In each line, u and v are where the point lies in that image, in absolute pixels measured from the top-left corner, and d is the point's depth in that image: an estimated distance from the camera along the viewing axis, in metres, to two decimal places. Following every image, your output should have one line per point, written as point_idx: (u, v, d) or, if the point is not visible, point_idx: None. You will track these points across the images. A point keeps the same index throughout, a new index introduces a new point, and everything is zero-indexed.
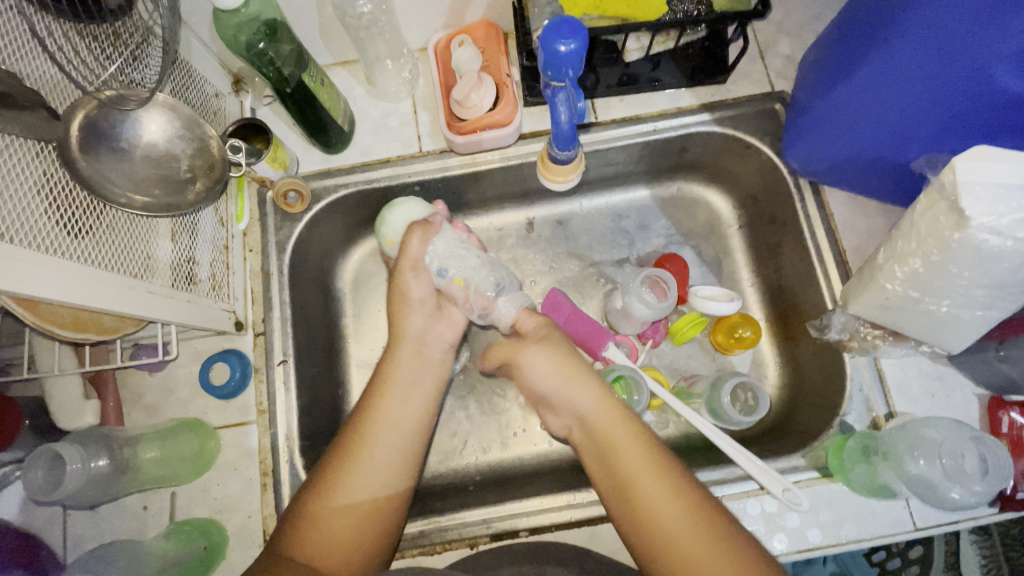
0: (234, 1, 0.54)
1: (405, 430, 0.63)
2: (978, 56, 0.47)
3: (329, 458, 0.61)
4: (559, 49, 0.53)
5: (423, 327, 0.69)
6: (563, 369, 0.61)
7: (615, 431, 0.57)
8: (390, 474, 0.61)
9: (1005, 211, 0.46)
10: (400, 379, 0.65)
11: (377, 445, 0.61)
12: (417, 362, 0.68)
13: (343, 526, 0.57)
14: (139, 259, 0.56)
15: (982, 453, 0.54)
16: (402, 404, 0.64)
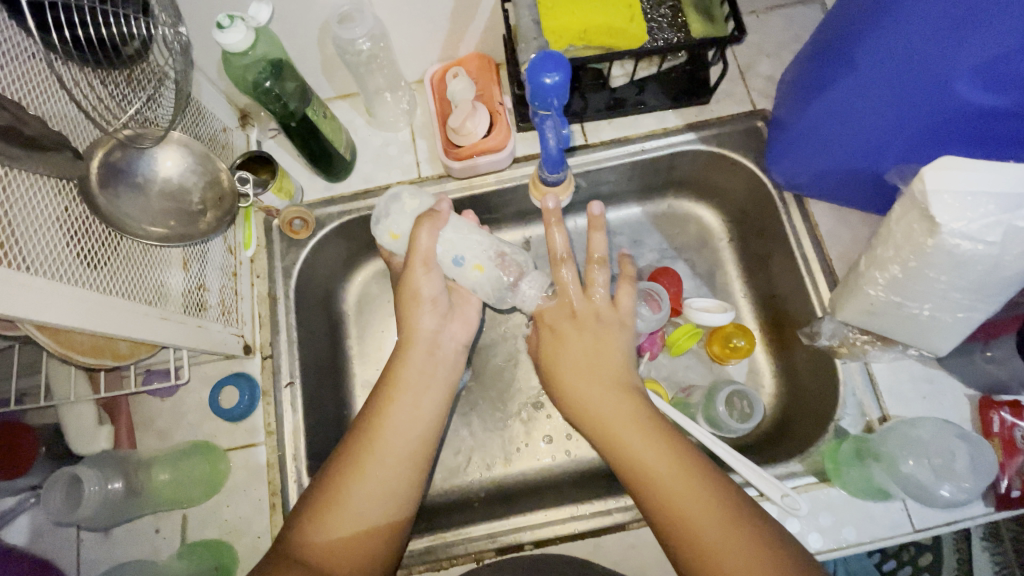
0: (237, 44, 0.57)
1: (415, 435, 0.65)
2: (940, 69, 0.50)
3: (340, 461, 0.62)
4: (545, 81, 0.56)
5: (433, 325, 0.70)
6: (585, 365, 0.65)
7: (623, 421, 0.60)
8: (402, 474, 0.63)
9: (973, 216, 0.49)
10: (411, 380, 0.67)
11: (386, 449, 0.63)
12: (428, 361, 0.69)
13: (352, 529, 0.59)
14: (152, 287, 0.59)
15: (969, 451, 0.58)
16: (413, 405, 0.66)
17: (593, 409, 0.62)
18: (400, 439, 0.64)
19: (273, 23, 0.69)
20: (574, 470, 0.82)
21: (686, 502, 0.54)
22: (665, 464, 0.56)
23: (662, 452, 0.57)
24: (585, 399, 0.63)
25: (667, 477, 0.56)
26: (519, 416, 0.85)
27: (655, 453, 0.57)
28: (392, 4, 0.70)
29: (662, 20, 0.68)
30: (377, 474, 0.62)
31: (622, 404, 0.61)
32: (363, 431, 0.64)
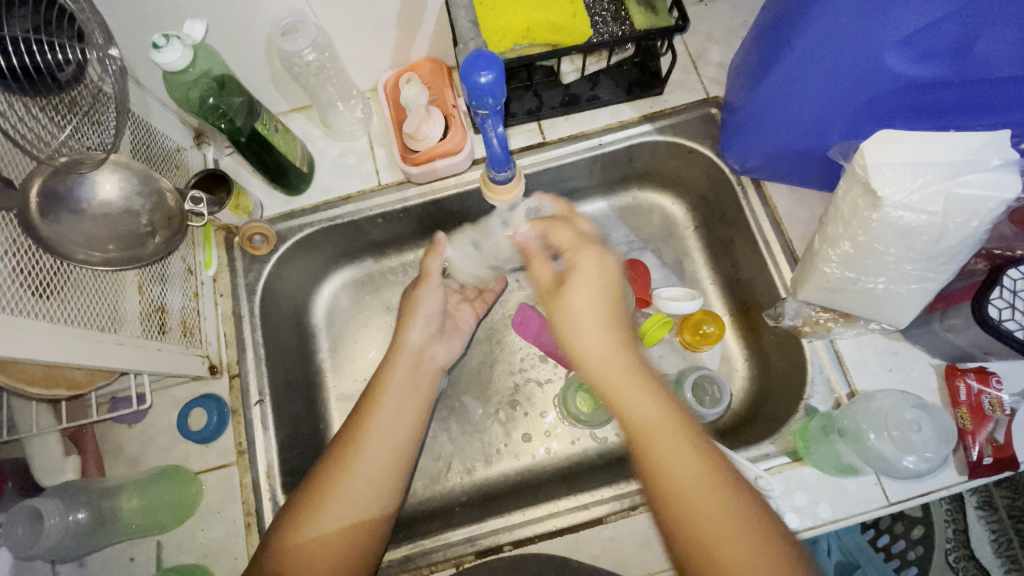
0: (179, 63, 0.57)
1: (393, 445, 0.65)
2: (870, 43, 0.50)
3: (318, 474, 0.61)
4: (481, 80, 0.55)
5: (418, 346, 0.76)
6: (598, 315, 0.62)
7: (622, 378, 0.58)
8: (376, 482, 0.62)
9: (912, 188, 0.49)
10: (394, 390, 0.69)
11: (364, 457, 0.62)
12: (409, 379, 0.72)
13: (327, 531, 0.58)
14: (106, 312, 0.58)
15: (923, 419, 0.60)
16: (396, 416, 0.67)
17: (603, 369, 0.59)
18: (376, 447, 0.63)
19: (217, 39, 0.68)
20: (554, 467, 0.81)
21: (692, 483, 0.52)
22: (679, 450, 0.54)
23: (671, 438, 0.55)
24: (602, 364, 0.60)
25: (680, 470, 0.53)
26: (497, 417, 0.85)
27: (664, 437, 0.55)
28: (336, 14, 0.70)
29: (605, 13, 0.68)
30: (354, 485, 0.61)
31: (634, 373, 0.58)
32: (344, 440, 0.64)
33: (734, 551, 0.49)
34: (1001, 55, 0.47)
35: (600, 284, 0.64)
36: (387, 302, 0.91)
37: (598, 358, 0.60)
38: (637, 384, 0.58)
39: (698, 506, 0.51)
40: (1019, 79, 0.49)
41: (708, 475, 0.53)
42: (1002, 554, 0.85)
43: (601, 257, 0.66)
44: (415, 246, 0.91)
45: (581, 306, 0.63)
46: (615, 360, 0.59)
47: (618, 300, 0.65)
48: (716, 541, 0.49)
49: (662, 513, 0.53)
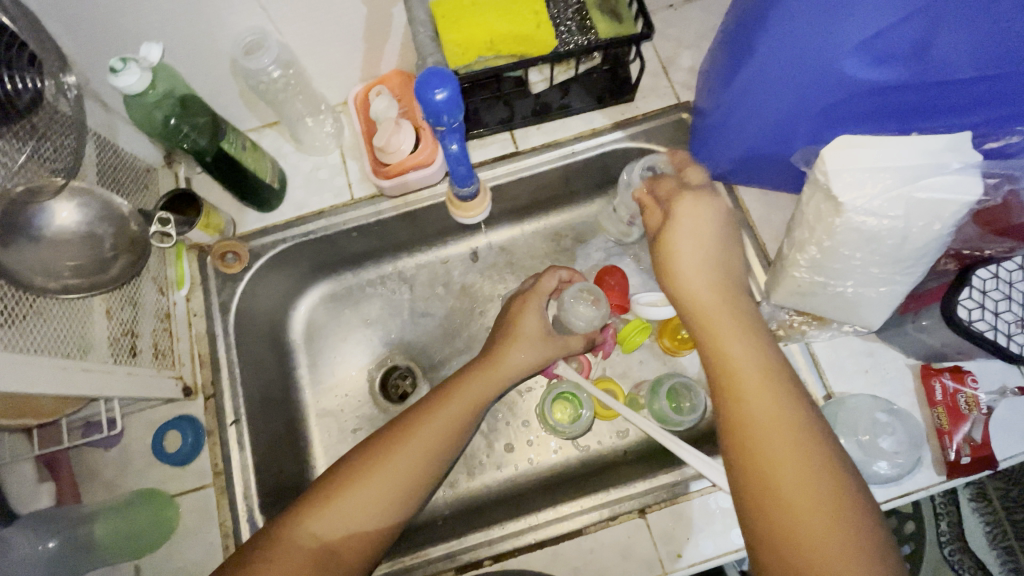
0: (134, 83, 0.56)
1: (439, 452, 0.61)
2: (826, 49, 0.49)
3: (354, 463, 0.59)
4: (436, 97, 0.55)
5: (516, 373, 0.69)
6: (698, 248, 0.58)
7: (723, 324, 0.53)
8: (428, 465, 0.60)
9: (873, 192, 0.50)
10: (467, 394, 0.65)
11: (422, 438, 0.61)
12: (491, 388, 0.67)
13: (360, 516, 0.56)
14: (72, 339, 0.58)
15: (893, 424, 0.61)
16: (456, 423, 0.63)
17: (698, 310, 0.56)
18: (435, 433, 0.61)
19: (180, 58, 0.68)
20: (538, 477, 0.81)
21: (781, 453, 0.45)
22: (790, 412, 0.47)
23: (780, 399, 0.48)
24: (701, 304, 0.56)
25: (771, 434, 0.46)
26: (479, 429, 0.84)
27: (762, 387, 0.48)
28: (301, 30, 0.70)
29: (571, 23, 0.68)
30: (399, 471, 0.58)
31: (730, 312, 0.54)
32: (401, 423, 0.62)
33: (808, 517, 0.42)
34: (957, 56, 0.47)
35: (704, 222, 0.60)
36: (366, 315, 0.90)
37: (696, 291, 0.57)
38: (735, 325, 0.53)
39: (785, 468, 0.44)
40: (976, 79, 0.49)
41: (817, 452, 0.45)
42: (998, 546, 0.83)
43: (700, 204, 0.61)
44: (393, 258, 0.91)
45: (683, 240, 0.59)
46: (713, 299, 0.56)
47: (727, 251, 0.60)
48: (779, 488, 0.43)
49: (738, 467, 0.46)
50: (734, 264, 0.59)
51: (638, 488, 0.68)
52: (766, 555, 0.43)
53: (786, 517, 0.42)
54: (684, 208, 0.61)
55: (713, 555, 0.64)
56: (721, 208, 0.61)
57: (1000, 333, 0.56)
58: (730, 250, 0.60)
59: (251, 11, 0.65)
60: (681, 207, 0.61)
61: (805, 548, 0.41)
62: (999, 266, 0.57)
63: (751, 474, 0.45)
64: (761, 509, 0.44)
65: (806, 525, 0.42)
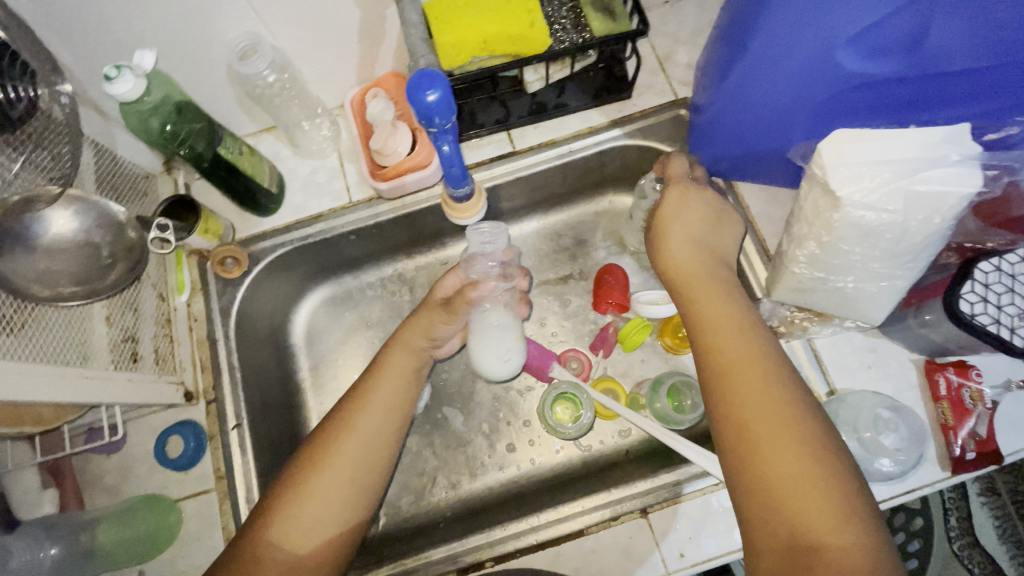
0: (126, 91, 0.57)
1: (380, 429, 0.65)
2: (820, 42, 0.49)
3: (292, 467, 0.62)
4: (427, 99, 0.55)
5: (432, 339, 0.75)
6: (688, 230, 0.66)
7: (704, 295, 0.60)
8: (377, 442, 0.65)
9: (871, 187, 0.49)
10: (399, 364, 0.71)
11: (366, 417, 0.65)
12: (416, 356, 0.73)
13: (317, 512, 0.59)
14: (74, 346, 0.58)
15: (898, 422, 0.60)
16: (390, 399, 0.68)
17: (681, 283, 0.63)
18: (381, 407, 0.66)
19: (175, 65, 0.68)
20: (540, 478, 0.81)
21: (755, 409, 0.49)
22: (761, 373, 0.52)
23: (757, 362, 0.53)
24: (686, 277, 0.63)
25: (747, 392, 0.51)
26: (481, 430, 0.84)
27: (741, 352, 0.54)
28: (294, 35, 0.70)
29: (565, 21, 0.68)
30: (354, 451, 0.63)
31: (714, 284, 0.61)
32: (345, 404, 0.67)
33: (780, 460, 0.46)
34: (953, 47, 0.46)
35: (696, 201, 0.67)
36: (366, 317, 0.90)
37: (682, 267, 0.64)
38: (717, 295, 0.60)
39: (758, 426, 0.48)
40: (974, 69, 0.48)
41: (792, 403, 0.49)
42: (1007, 540, 0.82)
43: (687, 191, 0.68)
44: (392, 260, 0.91)
45: (677, 220, 0.66)
46: (695, 274, 0.63)
47: (717, 233, 0.67)
48: (757, 446, 0.48)
49: (721, 425, 0.51)
50: (723, 248, 0.67)
51: (640, 488, 0.68)
52: (746, 499, 0.47)
53: (762, 462, 0.47)
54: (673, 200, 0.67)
55: (716, 555, 0.63)
56: (710, 197, 0.68)
57: (1003, 326, 0.55)
58: (719, 232, 0.67)
59: (244, 15, 0.65)
60: (669, 200, 0.67)
61: (778, 490, 0.45)
62: (1002, 259, 0.56)
63: (728, 431, 0.50)
64: (739, 459, 0.48)
65: (778, 470, 0.46)
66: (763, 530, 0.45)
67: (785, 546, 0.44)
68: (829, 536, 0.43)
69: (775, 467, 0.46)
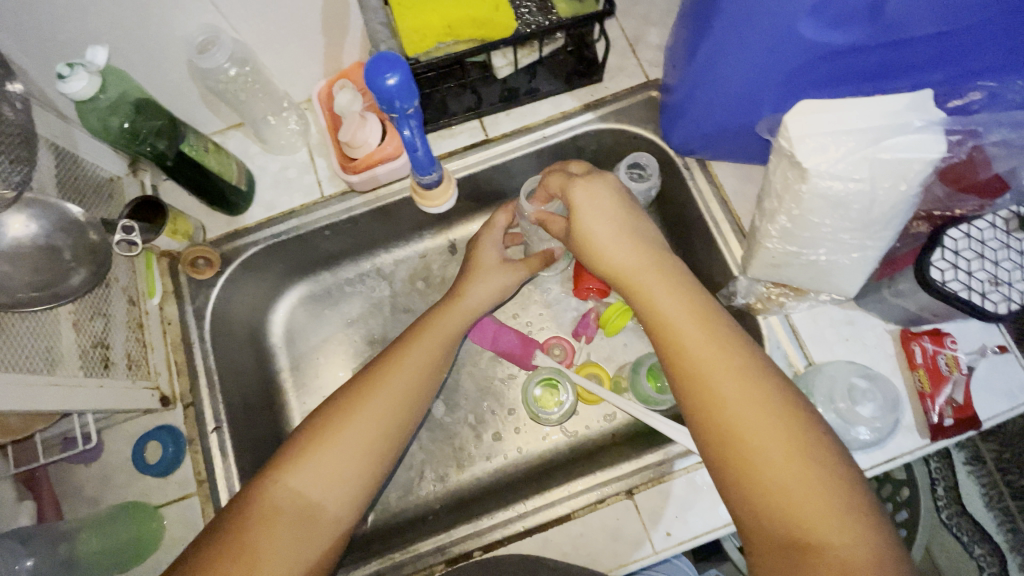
0: (82, 90, 0.55)
1: (410, 393, 0.64)
2: (782, 15, 0.49)
3: (317, 420, 0.60)
4: (387, 83, 0.54)
5: (481, 303, 0.75)
6: (614, 222, 0.60)
7: (645, 276, 0.57)
8: (408, 399, 0.63)
9: (837, 157, 0.49)
10: (438, 329, 0.70)
11: (396, 380, 0.63)
12: (462, 321, 0.73)
13: (337, 466, 0.57)
14: (42, 354, 0.56)
15: (874, 390, 0.61)
16: (419, 368, 0.66)
17: (621, 265, 0.58)
18: (414, 370, 0.65)
19: (132, 61, 0.66)
20: (527, 465, 0.80)
21: (730, 389, 0.48)
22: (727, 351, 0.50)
23: (725, 338, 0.51)
24: (621, 259, 0.58)
25: (716, 372, 0.49)
26: (467, 421, 0.83)
27: (707, 339, 0.51)
28: (254, 25, 0.68)
29: (531, 5, 0.68)
30: (384, 406, 0.61)
31: (660, 271, 0.57)
32: (379, 364, 0.65)
33: (767, 444, 0.45)
34: (913, 15, 0.46)
35: (597, 197, 0.61)
36: (347, 315, 0.89)
37: (615, 259, 0.59)
38: (667, 286, 0.56)
39: (738, 407, 0.47)
40: (934, 35, 0.48)
41: (767, 381, 0.48)
42: (994, 507, 0.83)
43: (593, 185, 0.62)
44: (370, 255, 0.90)
45: (591, 218, 0.60)
46: (632, 258, 0.58)
47: (627, 226, 0.60)
48: (741, 430, 0.46)
49: (693, 403, 0.49)
50: (650, 236, 0.61)
51: (625, 469, 0.68)
52: (739, 490, 0.45)
53: (758, 455, 0.45)
54: (584, 212, 0.61)
55: (702, 532, 0.64)
56: (613, 190, 0.63)
57: (974, 292, 0.56)
58: (633, 210, 0.62)
59: (202, 8, 0.64)
60: (580, 214, 0.61)
61: (766, 474, 0.44)
62: (971, 225, 0.57)
63: (699, 412, 0.49)
64: (719, 442, 0.47)
65: (772, 463, 0.44)
66: (753, 512, 0.44)
67: (782, 536, 0.42)
68: (818, 527, 0.42)
69: (763, 452, 0.45)
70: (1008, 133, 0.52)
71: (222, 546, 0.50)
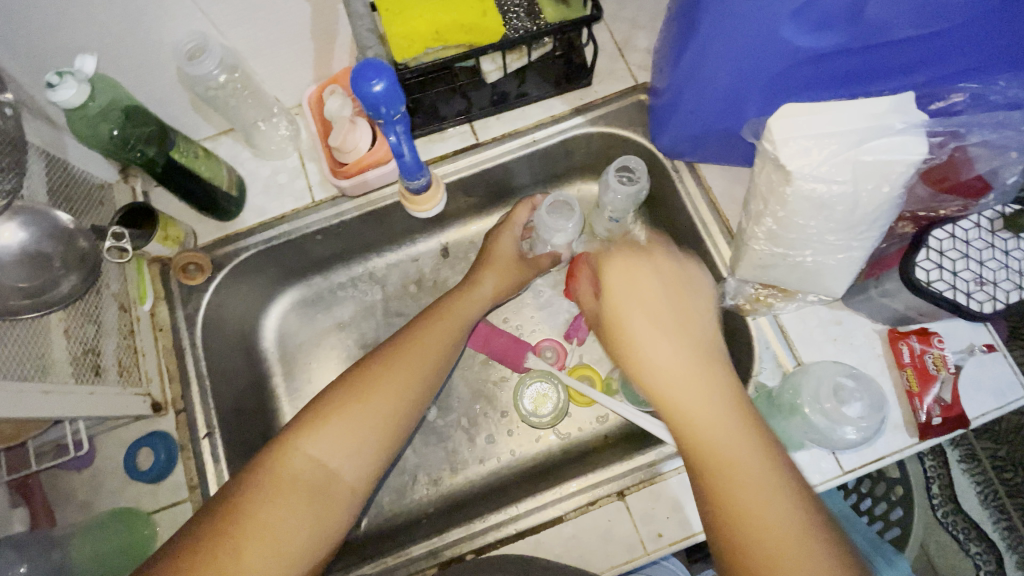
0: (71, 98, 0.56)
1: (428, 369, 0.66)
2: (765, 20, 0.49)
3: (344, 382, 0.62)
4: (374, 89, 0.55)
5: (491, 294, 0.78)
6: (643, 295, 0.59)
7: (665, 344, 0.55)
8: (428, 376, 0.66)
9: (819, 160, 0.50)
10: (455, 314, 0.73)
11: (415, 354, 0.66)
12: (475, 308, 0.76)
13: (358, 429, 0.58)
14: (33, 361, 0.56)
15: (861, 389, 0.60)
16: (437, 345, 0.69)
17: (634, 329, 0.57)
18: (429, 350, 0.67)
19: (121, 68, 0.66)
20: (520, 468, 0.81)
21: (732, 459, 0.48)
22: (733, 427, 0.50)
23: (735, 411, 0.51)
24: (641, 324, 0.57)
25: (722, 444, 0.49)
26: (460, 425, 0.84)
27: (715, 410, 0.50)
28: (243, 32, 0.68)
29: (519, 10, 0.68)
30: (405, 375, 0.64)
31: (685, 340, 0.55)
32: (394, 345, 0.67)
33: (762, 526, 0.45)
34: (893, 18, 0.47)
35: (639, 271, 0.61)
36: (340, 319, 0.89)
37: (635, 323, 0.58)
38: (682, 351, 0.54)
39: (739, 483, 0.47)
40: (915, 38, 0.49)
41: (773, 463, 0.48)
42: (989, 505, 0.84)
43: (633, 260, 0.62)
44: (362, 260, 0.90)
45: (625, 292, 0.60)
46: (654, 324, 0.57)
47: (665, 299, 0.59)
48: (739, 505, 0.47)
49: (697, 472, 0.50)
50: (699, 318, 0.58)
51: (616, 471, 0.68)
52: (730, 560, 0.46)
53: (752, 531, 0.45)
54: (617, 288, 0.61)
55: (692, 532, 0.64)
56: (657, 263, 0.62)
57: (958, 292, 0.56)
58: (679, 284, 0.61)
59: (191, 16, 0.64)
60: (613, 289, 0.61)
61: (756, 551, 0.45)
62: (955, 226, 0.57)
63: (702, 483, 0.49)
64: (716, 512, 0.48)
65: (767, 540, 0.45)
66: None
67: None
68: None
69: (760, 527, 0.45)
70: (988, 134, 0.53)
71: (236, 504, 0.52)
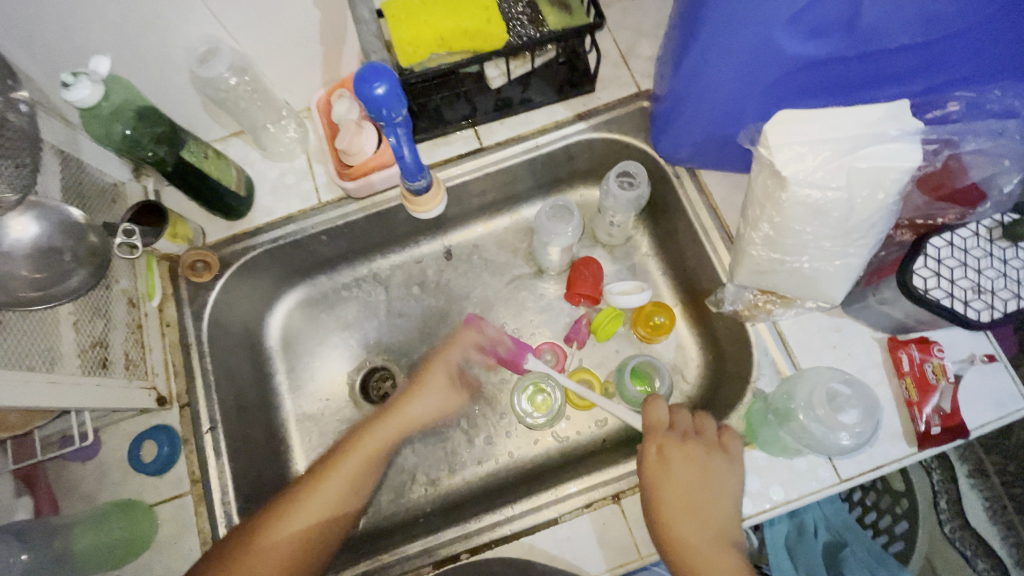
0: (85, 98, 0.57)
1: (333, 500, 0.67)
2: (761, 28, 0.50)
3: (253, 526, 0.63)
4: (376, 92, 0.56)
5: (419, 417, 0.75)
6: (675, 482, 0.60)
7: (678, 519, 0.58)
8: (336, 508, 0.67)
9: (813, 166, 0.51)
10: (366, 445, 0.70)
11: (320, 494, 0.66)
12: (397, 432, 0.73)
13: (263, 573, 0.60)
14: (42, 353, 0.58)
15: (855, 396, 0.60)
16: (347, 479, 0.68)
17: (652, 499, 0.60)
18: (339, 486, 0.67)
19: (135, 70, 0.68)
20: (517, 470, 0.81)
21: None
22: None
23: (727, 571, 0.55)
24: (668, 496, 0.59)
25: None
26: (459, 426, 0.84)
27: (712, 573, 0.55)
28: (254, 37, 0.71)
29: (522, 18, 0.70)
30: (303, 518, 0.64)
31: (691, 521, 0.58)
32: (297, 485, 0.67)
33: None
34: (888, 26, 0.48)
35: (675, 454, 0.62)
36: (343, 319, 0.91)
37: (662, 497, 0.60)
38: (687, 528, 0.58)
39: None
40: (911, 47, 0.49)
41: None
42: (997, 520, 0.84)
43: (668, 448, 0.62)
44: (367, 260, 0.92)
45: (666, 475, 0.60)
46: (670, 502, 0.59)
47: (695, 490, 0.60)
48: None
49: None
50: (716, 513, 0.59)
51: (612, 473, 0.69)
52: None
53: None
54: (652, 468, 0.61)
55: None
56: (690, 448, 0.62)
57: (956, 300, 0.56)
58: (709, 461, 0.61)
59: (204, 20, 0.66)
60: (650, 467, 0.62)
61: None
62: (953, 234, 0.57)
63: None
64: None
65: None
66: None
67: None
68: None
69: None
70: (983, 142, 0.54)
71: None
